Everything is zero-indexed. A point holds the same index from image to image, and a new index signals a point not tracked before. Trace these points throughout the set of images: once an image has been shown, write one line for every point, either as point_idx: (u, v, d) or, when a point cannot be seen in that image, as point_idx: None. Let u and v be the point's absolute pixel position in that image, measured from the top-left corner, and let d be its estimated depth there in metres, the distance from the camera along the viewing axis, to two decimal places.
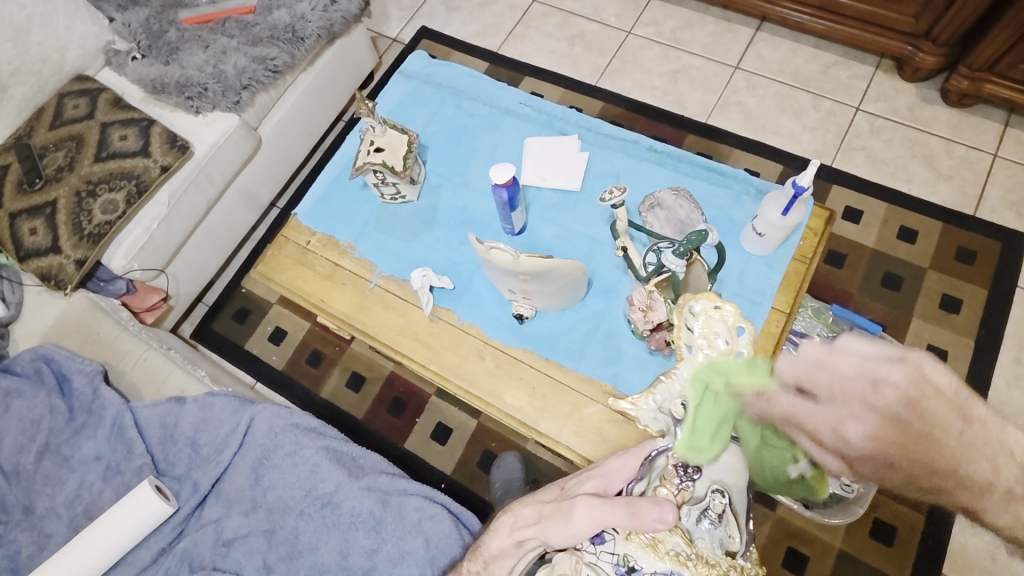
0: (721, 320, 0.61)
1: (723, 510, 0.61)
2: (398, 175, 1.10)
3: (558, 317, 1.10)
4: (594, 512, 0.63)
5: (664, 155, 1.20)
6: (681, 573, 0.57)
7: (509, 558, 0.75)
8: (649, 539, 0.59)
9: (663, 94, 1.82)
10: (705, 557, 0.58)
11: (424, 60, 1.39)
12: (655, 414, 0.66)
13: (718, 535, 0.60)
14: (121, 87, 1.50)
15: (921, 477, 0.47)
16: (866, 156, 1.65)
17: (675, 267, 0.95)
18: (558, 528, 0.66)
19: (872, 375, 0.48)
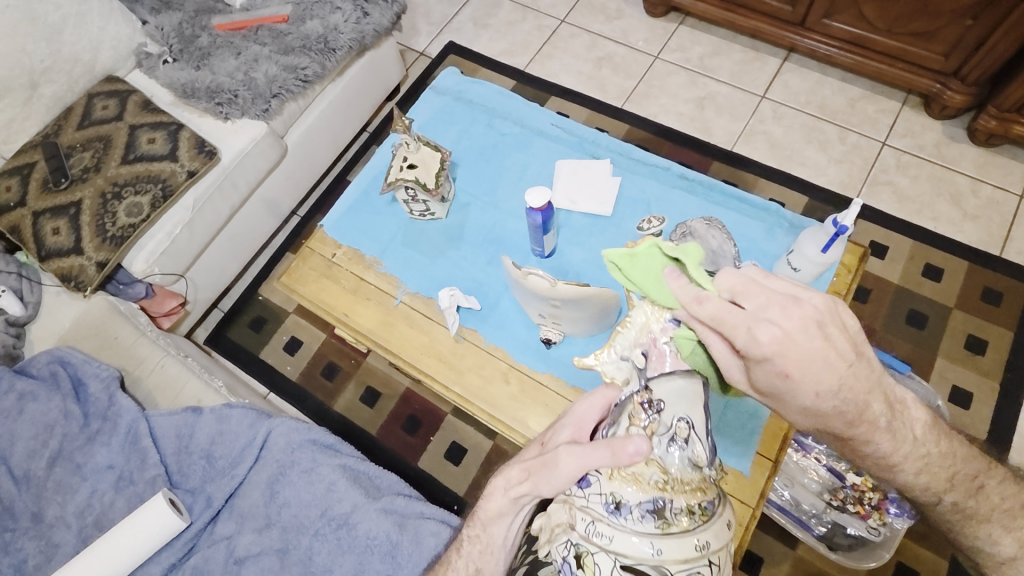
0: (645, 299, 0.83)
1: (688, 433, 0.65)
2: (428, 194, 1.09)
3: (586, 342, 1.07)
4: (578, 458, 0.68)
5: (696, 183, 1.17)
6: (662, 497, 0.61)
7: (506, 516, 0.81)
8: (630, 473, 0.63)
9: (690, 120, 1.82)
10: (678, 478, 0.63)
11: (456, 77, 1.38)
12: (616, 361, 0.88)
13: (687, 455, 0.64)
14: (151, 90, 1.50)
15: (803, 383, 0.67)
16: (892, 192, 1.64)
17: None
18: (549, 480, 0.71)
19: (797, 295, 0.66)
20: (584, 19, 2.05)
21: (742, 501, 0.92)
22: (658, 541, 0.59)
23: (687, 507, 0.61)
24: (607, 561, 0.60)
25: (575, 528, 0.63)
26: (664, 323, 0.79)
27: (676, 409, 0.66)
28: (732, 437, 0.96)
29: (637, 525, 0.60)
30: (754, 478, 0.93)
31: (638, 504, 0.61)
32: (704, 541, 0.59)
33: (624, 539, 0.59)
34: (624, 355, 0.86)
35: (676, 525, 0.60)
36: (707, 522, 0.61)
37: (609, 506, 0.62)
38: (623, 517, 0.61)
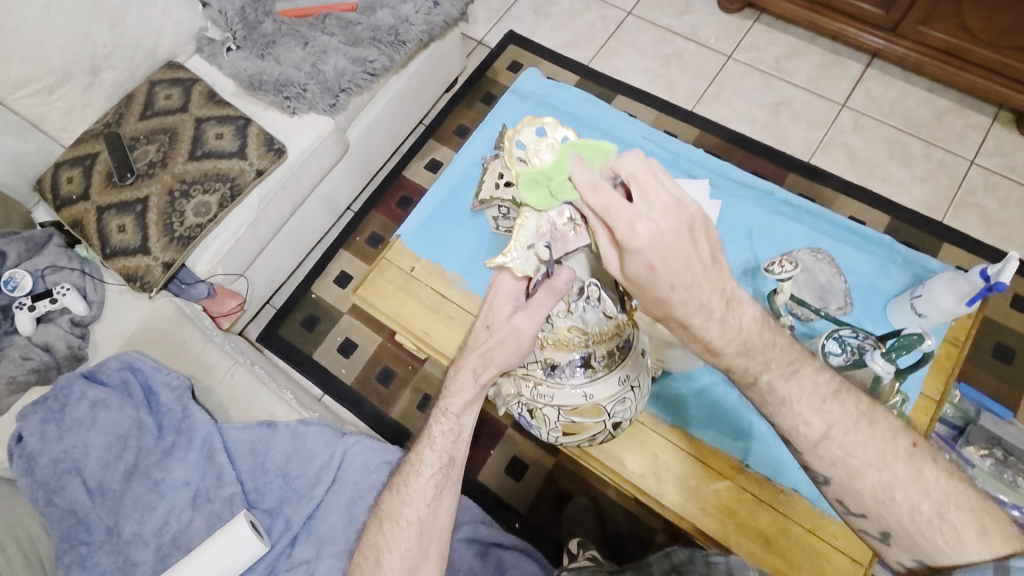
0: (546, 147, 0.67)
1: (600, 292, 0.76)
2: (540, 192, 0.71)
3: (683, 380, 1.05)
4: (531, 318, 0.74)
5: (801, 211, 1.13)
6: (584, 351, 0.81)
7: (477, 405, 0.82)
8: (555, 341, 0.79)
9: (764, 127, 1.74)
10: (595, 332, 0.79)
11: (539, 80, 1.30)
12: (527, 252, 0.71)
13: (600, 309, 0.77)
14: (213, 79, 1.43)
15: (669, 279, 0.61)
16: (980, 215, 1.57)
17: (878, 367, 0.74)
18: (508, 355, 0.77)
19: (682, 197, 0.61)
20: (651, 12, 1.95)
21: (854, 558, 0.90)
22: (589, 390, 0.85)
23: (604, 357, 0.83)
24: (552, 407, 0.86)
25: (523, 394, 0.87)
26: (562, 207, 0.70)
27: (582, 273, 0.75)
28: None
29: (574, 381, 0.83)
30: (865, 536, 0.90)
31: (567, 362, 0.82)
32: (620, 375, 0.85)
33: (563, 394, 0.84)
34: (537, 242, 0.71)
35: (600, 372, 0.84)
36: (621, 356, 0.85)
37: (546, 371, 0.83)
38: (559, 377, 0.83)
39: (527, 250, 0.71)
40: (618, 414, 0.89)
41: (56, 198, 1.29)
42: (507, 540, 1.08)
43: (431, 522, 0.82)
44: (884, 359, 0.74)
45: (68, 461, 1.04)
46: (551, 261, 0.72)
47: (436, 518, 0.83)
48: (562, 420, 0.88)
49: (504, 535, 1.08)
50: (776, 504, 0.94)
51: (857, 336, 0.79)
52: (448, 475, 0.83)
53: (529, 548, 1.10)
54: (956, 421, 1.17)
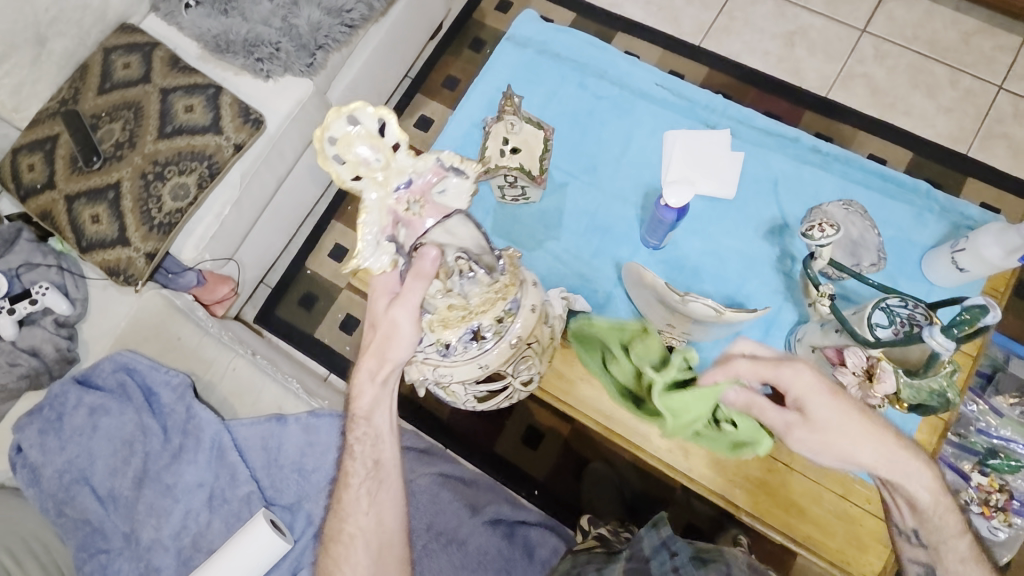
0: (360, 142, 0.65)
1: (469, 263, 0.72)
2: (365, 201, 0.66)
3: (709, 347, 0.96)
4: (405, 306, 0.71)
5: (830, 158, 1.04)
6: (474, 323, 0.75)
7: (383, 402, 0.82)
8: (441, 320, 0.74)
9: (777, 61, 1.61)
10: (476, 304, 0.74)
11: (538, 25, 1.18)
12: (376, 247, 0.67)
13: (478, 278, 0.73)
14: (174, 42, 1.29)
15: (851, 406, 0.75)
16: (1007, 146, 1.49)
17: (931, 342, 0.66)
18: (394, 342, 0.74)
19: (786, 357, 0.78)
20: None
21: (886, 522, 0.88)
22: (482, 360, 0.78)
23: (492, 324, 0.76)
24: (458, 383, 0.80)
25: (427, 377, 0.81)
26: (397, 192, 0.67)
27: (447, 247, 0.71)
28: None
29: (467, 355, 0.77)
30: None
31: (459, 337, 0.75)
32: (514, 338, 0.77)
33: (462, 370, 0.78)
34: (383, 234, 0.67)
35: (492, 341, 0.77)
36: (511, 318, 0.77)
37: (441, 351, 0.76)
38: (455, 353, 0.76)
39: (377, 246, 0.68)
40: (524, 372, 0.84)
41: (19, 187, 1.19)
42: (531, 518, 1.06)
43: (376, 530, 0.84)
44: (942, 334, 0.65)
45: (73, 471, 1.00)
46: (404, 250, 0.70)
47: (382, 525, 0.85)
48: (472, 393, 0.83)
49: (528, 513, 1.06)
50: (806, 471, 0.91)
51: (907, 306, 0.73)
52: (382, 480, 0.85)
53: (553, 522, 1.08)
54: (985, 369, 1.12)
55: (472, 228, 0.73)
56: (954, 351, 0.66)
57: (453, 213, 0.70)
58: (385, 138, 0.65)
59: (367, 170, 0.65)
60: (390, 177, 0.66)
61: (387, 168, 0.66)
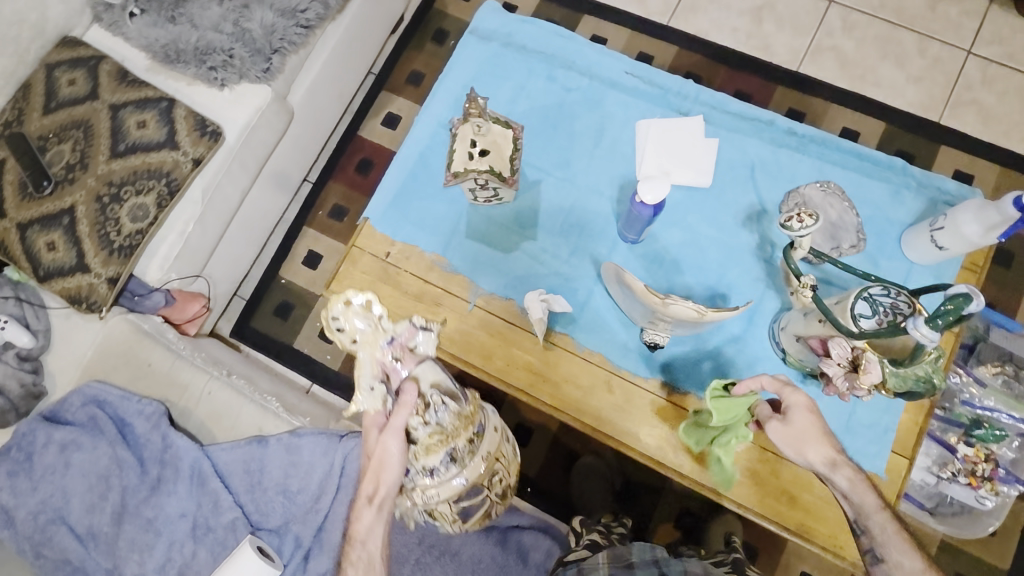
0: (353, 314, 0.83)
1: (443, 396, 0.81)
2: (360, 359, 0.83)
3: (692, 340, 0.95)
4: (394, 432, 0.79)
5: (806, 139, 1.02)
6: (451, 448, 0.81)
7: (377, 528, 0.80)
8: (423, 447, 0.81)
9: (746, 38, 1.59)
10: (451, 428, 0.81)
11: (501, 16, 1.14)
12: (370, 391, 0.83)
13: (451, 408, 0.81)
14: (120, 53, 1.22)
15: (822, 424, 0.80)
16: (977, 112, 1.49)
17: (915, 333, 0.66)
18: (385, 471, 0.80)
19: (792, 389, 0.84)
20: None
21: None
22: (462, 475, 0.83)
23: (467, 444, 0.82)
24: (443, 503, 0.85)
25: (418, 502, 0.85)
26: (382, 347, 0.84)
27: (426, 383, 0.83)
28: (864, 437, 0.89)
29: (448, 475, 0.82)
30: (891, 480, 0.88)
31: (440, 463, 0.81)
32: (485, 453, 0.84)
33: (447, 488, 0.82)
34: (375, 381, 0.83)
35: (467, 459, 0.82)
36: (481, 438, 0.84)
37: (427, 476, 0.82)
38: (439, 476, 0.82)
39: (370, 391, 0.83)
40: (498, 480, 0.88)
41: None
42: (524, 522, 1.04)
43: None
44: (927, 324, 0.65)
45: (48, 511, 0.97)
46: (393, 390, 0.84)
47: None
48: (456, 512, 0.86)
49: (521, 516, 1.05)
50: None
51: (889, 293, 0.71)
52: None
53: (546, 523, 1.07)
54: (968, 341, 1.10)
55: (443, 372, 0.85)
56: (938, 341, 0.65)
57: (427, 359, 0.86)
58: (372, 311, 0.84)
59: (360, 336, 0.83)
60: (377, 336, 0.84)
61: (374, 331, 0.84)
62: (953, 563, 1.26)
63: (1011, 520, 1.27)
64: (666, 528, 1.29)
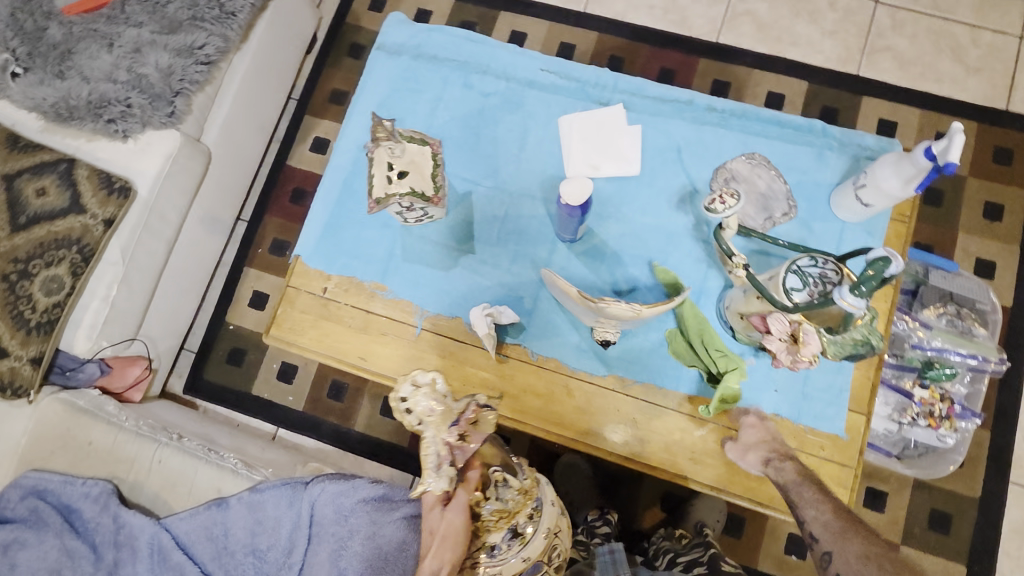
0: (424, 396, 0.77)
1: (503, 473, 0.80)
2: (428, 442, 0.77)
3: (645, 331, 0.94)
4: (456, 507, 0.78)
5: (728, 114, 1.02)
6: (514, 524, 0.79)
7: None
8: (486, 524, 0.79)
9: (663, 14, 1.60)
10: (513, 504, 0.79)
11: (408, 28, 1.11)
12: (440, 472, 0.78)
13: (514, 484, 0.80)
14: (8, 116, 1.15)
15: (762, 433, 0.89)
16: (893, 58, 1.52)
17: (844, 304, 0.67)
18: (447, 546, 0.75)
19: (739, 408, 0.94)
20: None
21: (843, 464, 0.89)
22: (524, 552, 0.79)
23: (527, 520, 0.80)
24: None
25: None
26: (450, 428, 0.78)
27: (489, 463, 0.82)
28: (821, 401, 0.90)
29: (512, 552, 0.79)
30: (853, 438, 0.89)
31: (504, 538, 0.79)
32: (547, 531, 0.81)
33: (511, 567, 0.79)
34: (443, 462, 0.78)
35: (530, 537, 0.80)
36: (543, 513, 0.81)
37: (489, 553, 0.79)
38: (502, 553, 0.79)
39: (438, 472, 0.78)
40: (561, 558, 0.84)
41: None
42: None
43: None
44: (852, 293, 0.67)
45: None
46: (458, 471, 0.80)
47: None
48: None
49: None
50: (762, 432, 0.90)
51: (817, 263, 0.73)
52: None
53: None
54: (909, 286, 1.13)
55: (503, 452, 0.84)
56: (864, 307, 0.68)
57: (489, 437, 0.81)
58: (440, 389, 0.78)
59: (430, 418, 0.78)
60: (447, 418, 0.78)
61: (445, 412, 0.78)
62: (927, 499, 1.30)
63: (975, 450, 1.32)
64: (652, 513, 1.29)
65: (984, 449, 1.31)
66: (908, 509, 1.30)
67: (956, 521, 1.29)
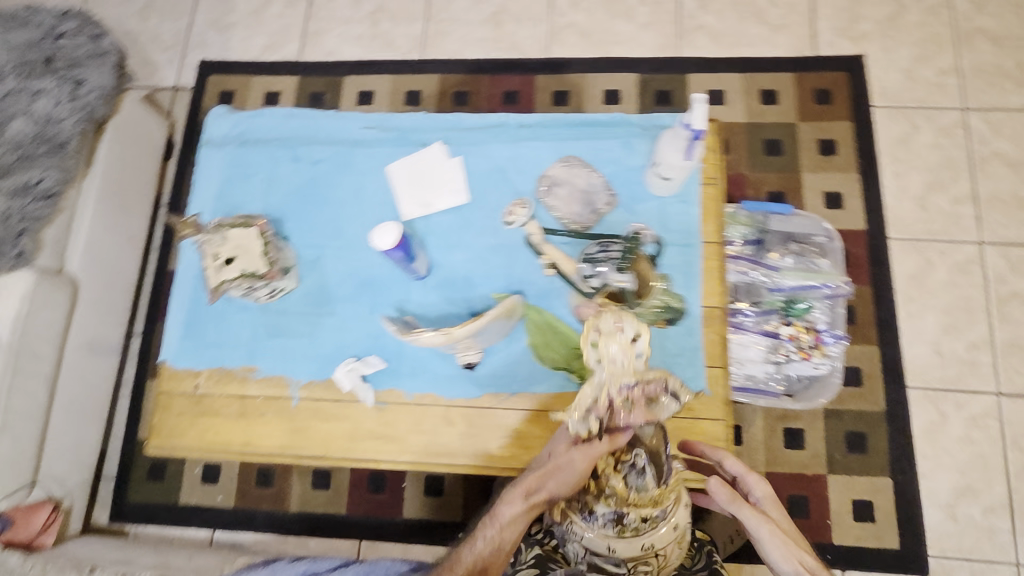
0: (617, 349, 0.78)
1: (645, 466, 0.81)
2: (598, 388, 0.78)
3: (507, 343, 0.99)
4: (586, 456, 0.81)
5: (539, 126, 1.09)
6: (620, 510, 0.82)
7: (517, 523, 0.85)
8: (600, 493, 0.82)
9: (494, 43, 1.70)
10: (635, 497, 0.80)
11: (231, 118, 1.15)
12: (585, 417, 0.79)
13: (646, 482, 0.80)
14: None
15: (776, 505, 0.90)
16: (706, 34, 1.64)
17: (618, 282, 0.96)
18: (556, 478, 0.83)
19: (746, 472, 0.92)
20: None
21: (715, 419, 0.94)
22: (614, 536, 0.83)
23: (641, 517, 0.82)
24: (583, 548, 0.87)
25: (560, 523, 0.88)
26: (622, 387, 0.78)
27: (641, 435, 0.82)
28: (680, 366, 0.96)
29: (603, 526, 0.83)
30: (715, 394, 0.94)
31: (602, 513, 0.83)
32: (647, 543, 0.83)
33: (591, 538, 0.84)
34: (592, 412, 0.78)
35: (631, 535, 0.83)
36: (658, 523, 0.83)
37: (584, 514, 0.84)
38: (592, 522, 0.84)
39: (584, 418, 0.79)
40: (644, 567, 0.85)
41: None
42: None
43: None
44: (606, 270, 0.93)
45: None
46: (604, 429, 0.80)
47: None
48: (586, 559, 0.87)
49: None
50: None
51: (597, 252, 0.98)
52: None
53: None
54: (753, 235, 1.22)
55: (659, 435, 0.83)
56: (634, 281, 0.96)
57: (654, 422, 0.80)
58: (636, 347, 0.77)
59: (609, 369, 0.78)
60: (621, 377, 0.78)
61: (622, 371, 0.78)
62: (840, 426, 1.36)
63: (870, 366, 1.39)
64: None
65: (878, 364, 1.39)
66: (825, 440, 1.36)
67: (872, 438, 1.36)
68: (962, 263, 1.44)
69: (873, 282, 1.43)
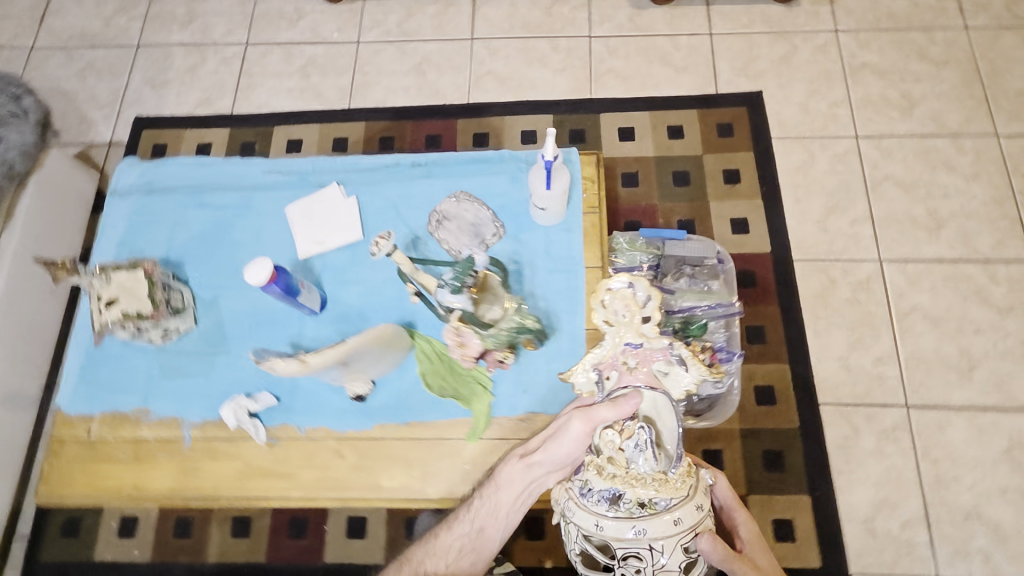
0: (621, 304, 0.82)
1: (651, 449, 0.77)
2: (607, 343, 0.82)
3: (398, 373, 1.02)
4: (584, 418, 0.82)
5: (431, 165, 1.14)
6: (617, 487, 0.78)
7: (513, 483, 0.89)
8: (600, 463, 0.80)
9: (418, 91, 1.79)
10: (634, 474, 0.77)
11: (138, 167, 1.19)
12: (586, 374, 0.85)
13: (645, 461, 0.77)
14: None
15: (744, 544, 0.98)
16: (616, 77, 1.75)
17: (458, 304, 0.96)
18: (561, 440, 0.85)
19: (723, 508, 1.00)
20: (267, 33, 1.91)
21: None
22: (608, 517, 0.78)
23: (643, 498, 0.77)
24: (574, 531, 0.81)
25: (559, 501, 0.84)
26: (625, 345, 0.83)
27: (647, 408, 0.81)
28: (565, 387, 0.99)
29: (599, 505, 0.79)
30: None
31: (598, 489, 0.78)
32: (643, 529, 0.77)
33: (582, 514, 0.80)
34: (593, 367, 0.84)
35: (631, 514, 0.77)
36: (655, 513, 0.77)
37: (581, 488, 0.81)
38: (589, 499, 0.79)
39: (586, 372, 0.84)
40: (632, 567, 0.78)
41: None
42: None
43: None
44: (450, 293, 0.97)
45: None
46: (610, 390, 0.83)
47: None
48: (579, 548, 0.82)
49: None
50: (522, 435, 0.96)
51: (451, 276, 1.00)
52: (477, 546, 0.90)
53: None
54: (653, 259, 1.26)
55: (668, 419, 0.80)
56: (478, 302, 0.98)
57: (657, 392, 0.81)
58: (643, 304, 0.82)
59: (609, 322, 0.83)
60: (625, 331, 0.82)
61: (622, 327, 0.83)
62: (758, 444, 1.38)
63: (784, 384, 1.42)
64: (521, 545, 1.26)
65: (790, 382, 1.42)
66: (744, 459, 1.37)
67: (789, 455, 1.37)
68: (864, 280, 1.51)
69: (782, 301, 1.48)
